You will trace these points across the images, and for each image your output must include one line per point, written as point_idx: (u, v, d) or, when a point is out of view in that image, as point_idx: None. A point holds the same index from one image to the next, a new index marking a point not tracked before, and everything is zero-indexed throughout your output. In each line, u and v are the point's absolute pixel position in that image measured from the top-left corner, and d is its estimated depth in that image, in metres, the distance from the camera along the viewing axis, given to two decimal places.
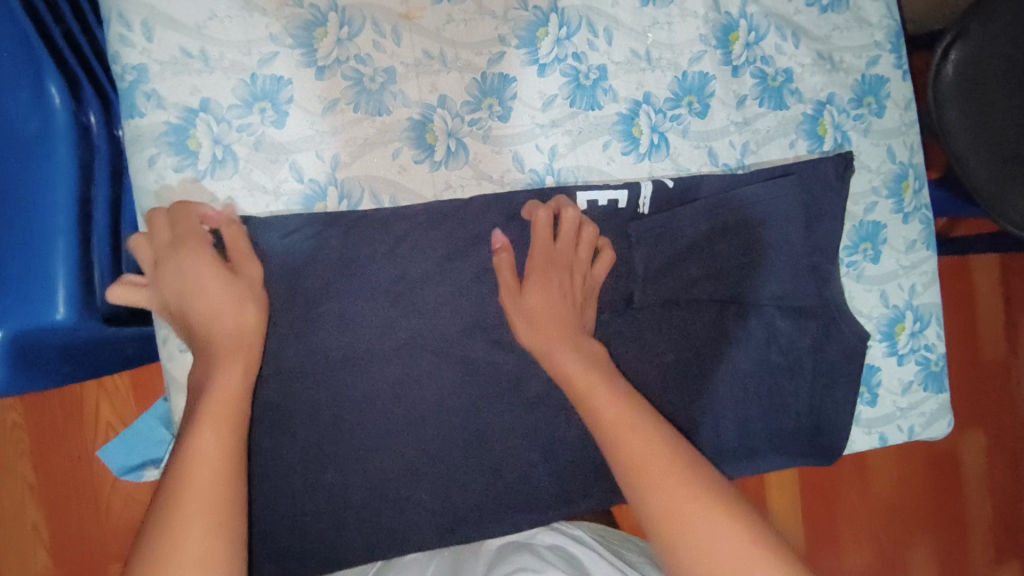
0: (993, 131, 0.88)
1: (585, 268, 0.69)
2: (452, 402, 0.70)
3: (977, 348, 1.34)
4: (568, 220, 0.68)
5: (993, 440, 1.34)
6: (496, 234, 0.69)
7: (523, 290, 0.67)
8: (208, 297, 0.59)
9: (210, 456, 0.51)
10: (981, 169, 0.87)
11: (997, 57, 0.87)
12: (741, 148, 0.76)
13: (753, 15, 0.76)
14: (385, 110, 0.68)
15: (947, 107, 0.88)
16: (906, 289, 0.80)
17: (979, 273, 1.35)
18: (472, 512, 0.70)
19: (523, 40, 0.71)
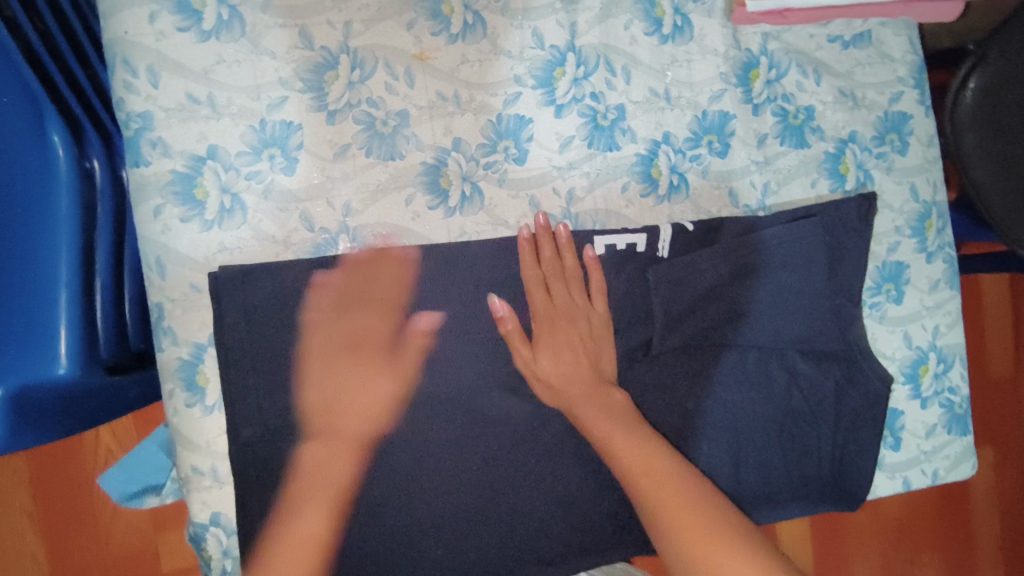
0: (1014, 159, 0.85)
1: (584, 308, 0.67)
2: (467, 454, 0.68)
3: (986, 367, 1.33)
4: (552, 270, 0.66)
5: (1003, 459, 1.32)
6: (494, 302, 0.66)
7: (532, 349, 0.66)
8: (381, 384, 0.64)
9: (314, 538, 0.62)
10: (997, 200, 0.85)
11: (1016, 86, 0.85)
12: (761, 188, 0.74)
13: (774, 51, 0.74)
14: (398, 154, 0.66)
15: (965, 133, 0.86)
16: (930, 330, 0.78)
17: (990, 290, 1.33)
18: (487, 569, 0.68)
19: (539, 81, 0.69)
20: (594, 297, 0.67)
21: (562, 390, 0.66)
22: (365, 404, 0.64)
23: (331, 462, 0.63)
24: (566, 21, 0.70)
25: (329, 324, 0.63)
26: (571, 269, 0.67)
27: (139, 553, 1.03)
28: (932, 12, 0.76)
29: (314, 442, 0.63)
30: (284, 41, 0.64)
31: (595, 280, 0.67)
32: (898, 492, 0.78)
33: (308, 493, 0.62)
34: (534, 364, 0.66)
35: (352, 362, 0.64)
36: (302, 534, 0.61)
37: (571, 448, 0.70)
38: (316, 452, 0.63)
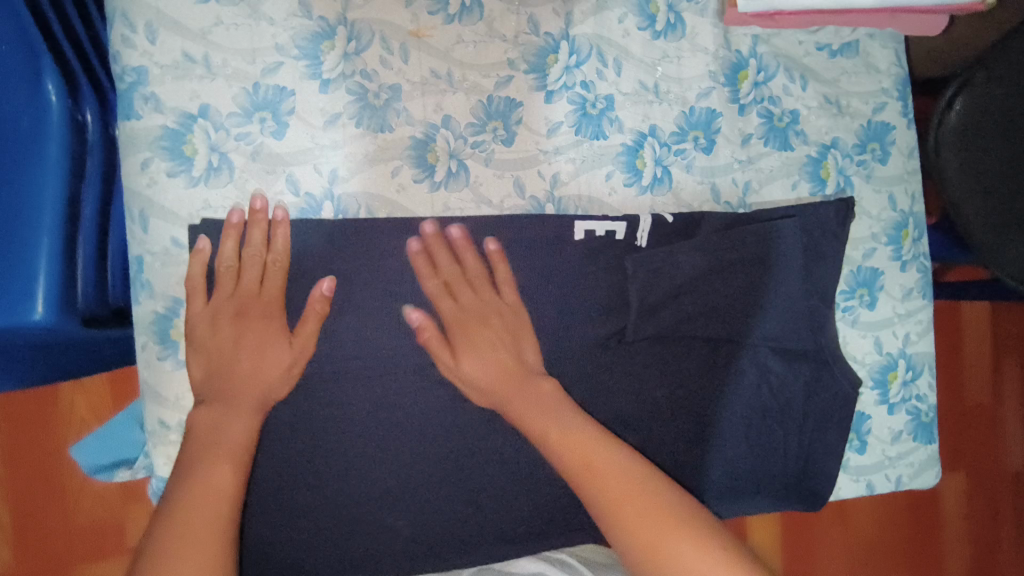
0: (991, 179, 0.87)
1: (494, 302, 0.68)
2: (435, 426, 0.68)
3: (964, 390, 1.35)
4: (451, 273, 0.67)
5: (971, 487, 1.33)
6: (410, 314, 0.66)
7: (454, 356, 0.66)
8: (262, 359, 0.63)
9: (224, 488, 0.55)
10: (974, 219, 0.87)
11: (1003, 106, 0.85)
12: (743, 186, 0.76)
13: (763, 55, 0.76)
14: (388, 127, 0.67)
15: (944, 151, 0.88)
16: (901, 337, 0.80)
17: (968, 318, 1.36)
18: (449, 541, 0.68)
19: (532, 66, 0.70)
20: (503, 289, 0.68)
21: (491, 390, 0.66)
22: (251, 368, 0.62)
23: (226, 422, 0.60)
24: (562, 10, 0.71)
25: (238, 292, 0.63)
26: (472, 267, 0.67)
27: (105, 523, 1.02)
28: (918, 25, 0.76)
29: (205, 406, 0.61)
30: (283, 8, 0.65)
31: (500, 272, 0.68)
32: (862, 495, 0.79)
33: (210, 453, 0.57)
34: (458, 370, 0.66)
35: (392, 331, 0.67)
36: (213, 482, 0.55)
37: None
38: (209, 413, 0.60)
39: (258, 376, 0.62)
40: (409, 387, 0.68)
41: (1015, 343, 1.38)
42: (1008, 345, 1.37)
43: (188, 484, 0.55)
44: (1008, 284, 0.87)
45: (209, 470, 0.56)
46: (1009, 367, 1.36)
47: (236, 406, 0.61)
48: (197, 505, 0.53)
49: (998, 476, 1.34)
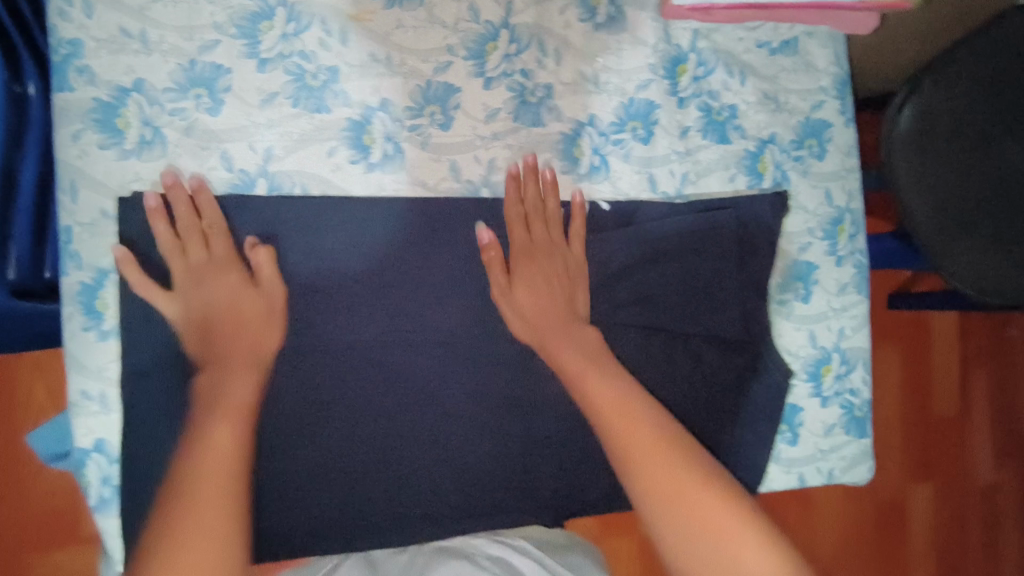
0: (939, 184, 0.89)
1: (560, 246, 0.72)
2: (364, 405, 0.69)
3: (911, 394, 1.46)
4: (534, 208, 0.71)
5: (944, 492, 1.47)
6: (480, 231, 0.70)
7: (510, 286, 0.70)
8: (236, 311, 0.63)
9: (231, 444, 0.55)
10: (927, 223, 0.89)
11: (950, 112, 0.88)
12: (680, 177, 0.77)
13: (703, 50, 0.77)
14: (325, 108, 0.68)
15: (896, 156, 0.89)
16: (835, 330, 0.81)
17: (937, 333, 1.49)
18: (371, 521, 0.68)
19: (471, 53, 0.71)
20: (571, 239, 0.72)
21: (534, 322, 0.70)
22: (251, 332, 0.63)
23: (233, 380, 0.60)
24: None
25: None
26: (552, 211, 0.72)
27: (59, 512, 1.02)
28: (851, 22, 0.77)
29: (212, 367, 0.61)
30: None
31: (575, 223, 0.72)
32: (792, 487, 0.80)
33: (215, 413, 0.57)
34: (510, 295, 0.70)
35: (326, 308, 0.68)
36: (221, 440, 0.55)
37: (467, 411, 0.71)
38: (210, 375, 0.60)
39: (253, 343, 0.63)
40: (338, 368, 0.68)
41: (982, 358, 1.51)
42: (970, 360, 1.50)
43: (197, 444, 0.55)
44: (962, 288, 0.89)
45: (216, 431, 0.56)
46: (975, 376, 1.50)
47: (230, 368, 0.61)
48: (213, 463, 0.53)
49: (972, 487, 1.49)
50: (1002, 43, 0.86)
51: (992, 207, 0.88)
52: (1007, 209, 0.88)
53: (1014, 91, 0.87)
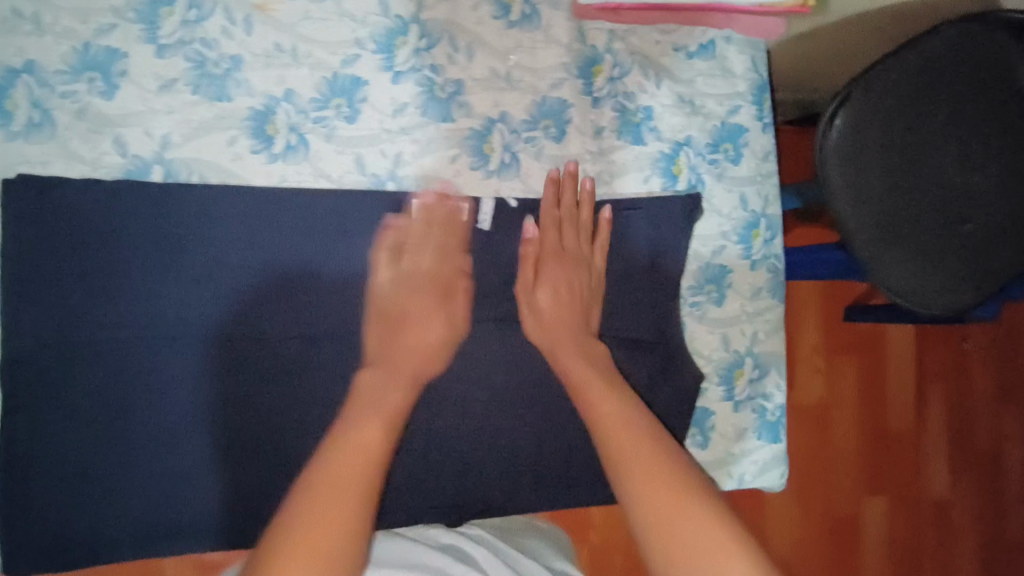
0: (877, 199, 0.83)
1: (585, 255, 0.74)
2: (258, 398, 0.67)
3: (865, 406, 1.46)
4: (568, 214, 0.74)
5: (898, 506, 1.47)
6: (528, 225, 0.73)
7: (534, 283, 0.72)
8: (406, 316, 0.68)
9: (368, 444, 0.57)
10: (857, 237, 0.84)
11: (876, 127, 0.82)
12: (593, 177, 0.77)
13: (619, 51, 0.77)
14: (226, 96, 0.67)
15: (830, 170, 0.84)
16: (749, 335, 0.82)
17: (894, 342, 1.48)
18: (261, 521, 0.67)
19: (380, 46, 0.71)
20: (595, 250, 0.75)
21: (550, 326, 0.70)
22: (413, 334, 0.67)
23: (385, 390, 0.62)
24: None
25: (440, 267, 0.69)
26: (584, 221, 0.74)
27: None
28: (751, 27, 0.80)
29: (376, 370, 0.64)
30: None
31: (601, 235, 0.75)
32: None
33: (370, 415, 0.59)
34: (532, 295, 0.72)
35: (221, 300, 0.66)
36: (363, 440, 0.57)
37: None
38: (373, 378, 0.63)
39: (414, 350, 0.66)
40: (229, 362, 0.66)
41: (938, 369, 1.51)
42: (931, 372, 1.50)
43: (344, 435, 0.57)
44: (890, 298, 0.85)
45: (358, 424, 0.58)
46: (932, 391, 1.50)
47: (390, 371, 0.64)
48: (346, 454, 0.55)
49: (927, 500, 1.49)
50: (926, 56, 0.79)
51: (920, 221, 0.83)
52: (937, 221, 0.83)
53: (942, 103, 0.80)
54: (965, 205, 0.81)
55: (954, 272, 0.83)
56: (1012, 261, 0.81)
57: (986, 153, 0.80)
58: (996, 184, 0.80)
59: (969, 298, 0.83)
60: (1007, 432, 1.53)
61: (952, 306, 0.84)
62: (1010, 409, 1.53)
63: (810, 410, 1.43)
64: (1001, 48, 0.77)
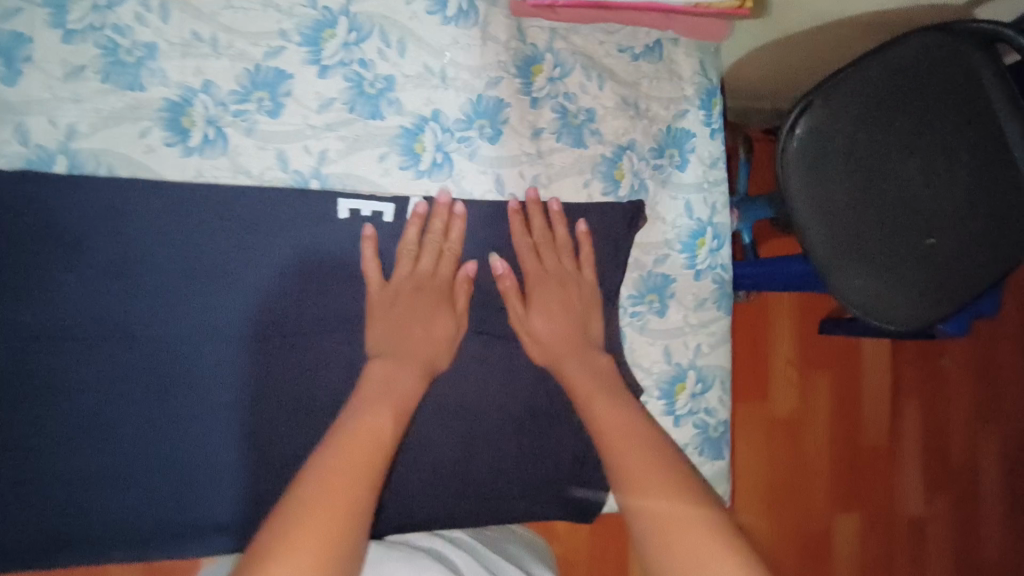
0: (838, 206, 0.84)
1: (572, 273, 0.73)
2: (171, 402, 0.66)
3: (838, 421, 1.43)
4: (543, 238, 0.73)
5: (870, 525, 1.44)
6: (495, 262, 0.72)
7: (524, 307, 0.72)
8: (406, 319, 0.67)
9: (377, 432, 0.57)
10: (818, 243, 0.84)
11: (840, 135, 0.83)
12: (530, 179, 0.74)
13: (560, 50, 0.75)
14: (139, 86, 0.64)
15: (789, 175, 0.84)
16: (692, 347, 0.79)
17: (868, 357, 1.46)
18: (175, 528, 0.66)
19: (306, 38, 0.68)
20: (582, 265, 0.74)
21: (552, 345, 0.71)
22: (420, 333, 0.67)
23: (398, 378, 0.63)
24: None
25: (415, 272, 0.69)
26: (562, 238, 0.74)
27: None
28: (695, 28, 0.77)
29: (384, 360, 0.64)
30: None
31: (584, 248, 0.74)
32: None
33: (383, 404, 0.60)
34: (526, 321, 0.72)
35: (134, 301, 0.65)
36: (377, 427, 0.58)
37: (288, 416, 0.68)
38: (383, 367, 0.63)
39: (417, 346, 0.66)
40: (136, 365, 0.65)
41: (913, 385, 1.48)
42: (907, 389, 1.48)
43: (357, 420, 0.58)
44: (852, 310, 0.85)
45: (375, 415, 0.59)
46: (907, 408, 1.47)
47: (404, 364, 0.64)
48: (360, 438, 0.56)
49: (899, 519, 1.46)
50: (893, 69, 0.80)
51: (882, 232, 0.83)
52: (899, 233, 0.83)
53: (908, 113, 0.81)
54: (930, 219, 0.82)
55: (913, 287, 0.83)
56: (971, 276, 0.81)
57: (952, 171, 0.80)
58: (964, 200, 0.80)
59: (926, 315, 0.83)
60: (979, 450, 1.51)
61: (910, 319, 0.83)
62: (983, 426, 1.52)
63: (783, 424, 1.39)
64: (969, 63, 0.77)
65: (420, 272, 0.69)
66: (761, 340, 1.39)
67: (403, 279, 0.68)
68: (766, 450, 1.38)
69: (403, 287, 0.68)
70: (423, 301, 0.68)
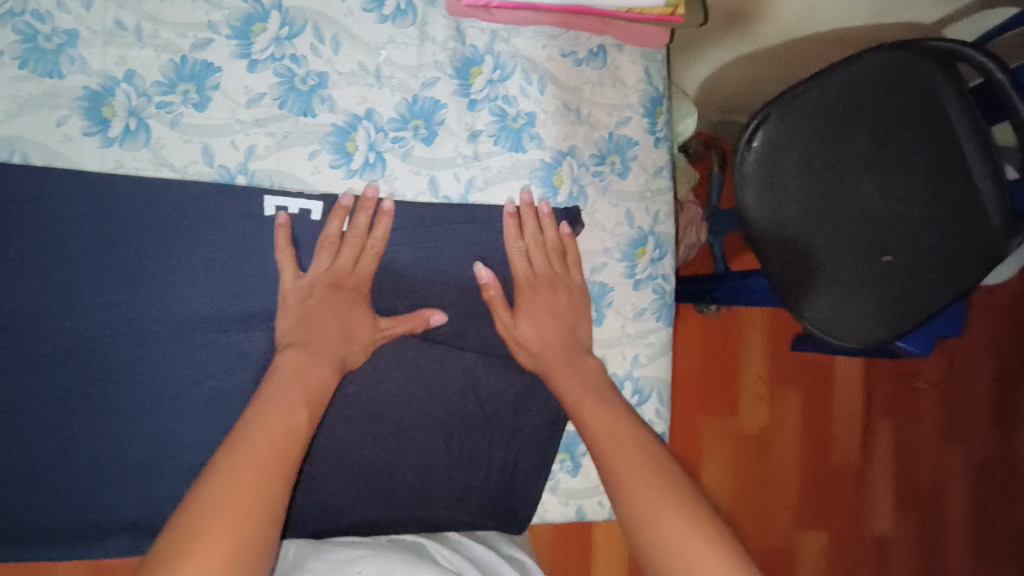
0: (795, 220, 0.85)
1: (563, 276, 0.74)
2: (82, 398, 0.65)
3: (807, 439, 1.42)
4: (534, 242, 0.73)
5: (836, 545, 1.42)
6: (480, 270, 0.72)
7: (512, 314, 0.72)
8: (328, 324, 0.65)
9: (281, 425, 0.55)
10: (776, 257, 0.86)
11: (797, 149, 0.84)
12: (465, 182, 0.73)
13: (500, 53, 0.73)
14: (59, 74, 0.63)
15: (745, 189, 0.87)
16: (629, 358, 0.78)
17: (839, 375, 1.44)
18: (86, 528, 0.65)
19: (235, 32, 0.66)
20: (571, 267, 0.74)
21: (539, 354, 0.72)
22: (338, 328, 0.66)
23: (310, 367, 0.62)
24: None
25: (334, 267, 0.67)
26: (552, 241, 0.73)
27: None
28: (637, 35, 0.76)
29: (296, 350, 0.63)
30: None
31: (573, 251, 0.74)
32: (571, 520, 0.78)
33: (288, 400, 0.58)
34: (513, 328, 0.72)
35: (47, 293, 0.63)
36: (287, 420, 0.56)
37: (207, 417, 0.67)
38: (294, 357, 0.63)
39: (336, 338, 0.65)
40: (44, 359, 0.64)
41: (886, 405, 1.46)
42: (879, 409, 1.46)
43: (259, 416, 0.56)
44: (803, 317, 0.85)
45: (290, 410, 0.57)
46: (878, 427, 1.45)
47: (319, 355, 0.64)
48: (269, 432, 0.54)
49: (866, 540, 1.44)
50: (850, 83, 0.80)
51: (840, 245, 0.83)
52: (854, 250, 0.82)
53: (865, 130, 0.80)
54: (887, 236, 0.79)
55: (871, 302, 0.81)
56: (928, 300, 0.76)
57: (911, 184, 0.77)
58: (920, 218, 0.77)
59: (880, 332, 0.80)
60: (952, 472, 1.48)
61: (863, 336, 0.81)
62: (957, 449, 1.49)
63: (750, 439, 1.38)
64: (931, 80, 0.74)
65: (338, 267, 0.67)
66: (732, 354, 1.38)
67: (320, 274, 0.66)
68: (732, 464, 1.37)
69: (320, 282, 0.66)
70: (342, 300, 0.67)
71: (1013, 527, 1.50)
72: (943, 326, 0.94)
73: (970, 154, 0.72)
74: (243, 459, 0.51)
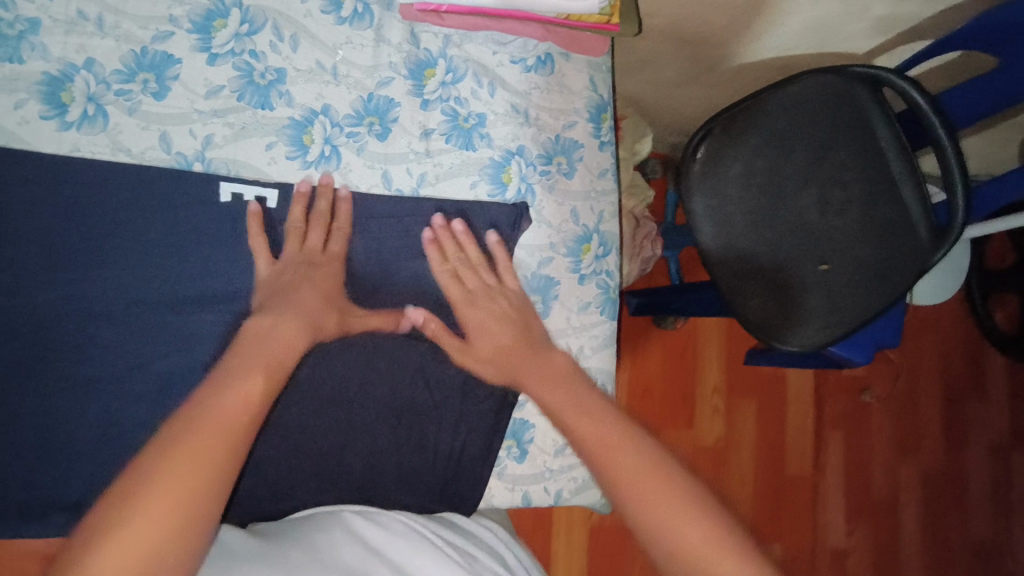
0: (739, 227, 0.89)
1: (497, 286, 0.74)
2: (26, 377, 0.65)
3: (763, 451, 1.45)
4: (459, 263, 0.75)
5: (792, 559, 1.46)
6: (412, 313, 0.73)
7: (466, 343, 0.73)
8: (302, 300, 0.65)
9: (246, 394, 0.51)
10: (720, 264, 0.90)
11: (740, 162, 0.89)
12: (418, 177, 0.77)
13: (453, 57, 0.78)
14: (18, 58, 0.64)
15: (693, 198, 0.92)
16: (574, 350, 0.82)
17: (793, 385, 1.49)
18: (30, 509, 0.65)
19: (196, 26, 0.69)
20: (502, 274, 0.75)
21: (504, 364, 0.70)
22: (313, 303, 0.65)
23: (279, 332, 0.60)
24: None
25: (303, 252, 0.69)
26: (475, 256, 0.75)
27: None
28: (580, 44, 0.82)
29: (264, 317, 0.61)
30: None
31: (502, 258, 0.76)
32: (517, 505, 0.80)
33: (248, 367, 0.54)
34: (470, 346, 0.72)
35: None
36: (248, 387, 0.52)
37: (158, 397, 0.68)
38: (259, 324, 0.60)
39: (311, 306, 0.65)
40: None
41: (837, 418, 1.51)
42: (831, 421, 1.51)
43: (219, 384, 0.51)
44: (748, 322, 0.88)
45: (244, 389, 0.51)
46: (831, 441, 1.50)
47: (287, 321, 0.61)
48: (224, 397, 0.50)
49: (821, 551, 1.48)
50: (790, 101, 0.84)
51: (783, 255, 0.86)
52: (797, 258, 0.86)
53: (805, 146, 0.84)
54: (824, 245, 0.84)
55: (810, 309, 0.84)
56: (864, 308, 0.79)
57: (847, 199, 0.82)
58: (856, 231, 0.82)
59: (821, 337, 0.82)
60: (903, 483, 1.54)
61: (804, 342, 0.83)
62: (906, 461, 1.55)
63: (709, 450, 1.42)
64: (862, 102, 0.80)
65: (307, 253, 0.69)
66: (690, 366, 1.42)
67: (292, 260, 0.68)
68: None
69: (292, 264, 0.68)
70: (317, 277, 0.68)
71: (961, 537, 1.56)
72: (883, 333, 0.96)
73: (901, 172, 0.79)
74: (181, 439, 0.45)
